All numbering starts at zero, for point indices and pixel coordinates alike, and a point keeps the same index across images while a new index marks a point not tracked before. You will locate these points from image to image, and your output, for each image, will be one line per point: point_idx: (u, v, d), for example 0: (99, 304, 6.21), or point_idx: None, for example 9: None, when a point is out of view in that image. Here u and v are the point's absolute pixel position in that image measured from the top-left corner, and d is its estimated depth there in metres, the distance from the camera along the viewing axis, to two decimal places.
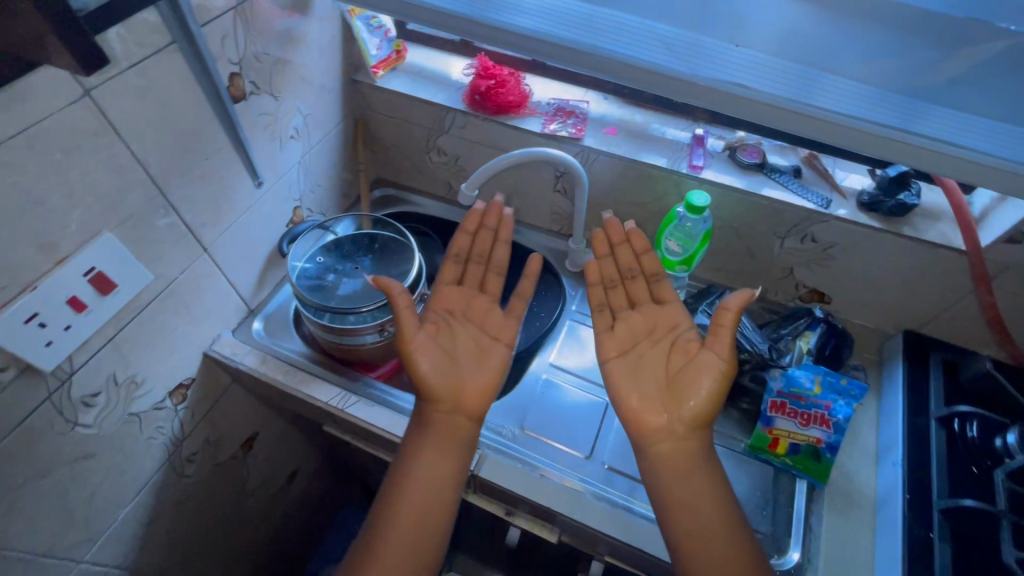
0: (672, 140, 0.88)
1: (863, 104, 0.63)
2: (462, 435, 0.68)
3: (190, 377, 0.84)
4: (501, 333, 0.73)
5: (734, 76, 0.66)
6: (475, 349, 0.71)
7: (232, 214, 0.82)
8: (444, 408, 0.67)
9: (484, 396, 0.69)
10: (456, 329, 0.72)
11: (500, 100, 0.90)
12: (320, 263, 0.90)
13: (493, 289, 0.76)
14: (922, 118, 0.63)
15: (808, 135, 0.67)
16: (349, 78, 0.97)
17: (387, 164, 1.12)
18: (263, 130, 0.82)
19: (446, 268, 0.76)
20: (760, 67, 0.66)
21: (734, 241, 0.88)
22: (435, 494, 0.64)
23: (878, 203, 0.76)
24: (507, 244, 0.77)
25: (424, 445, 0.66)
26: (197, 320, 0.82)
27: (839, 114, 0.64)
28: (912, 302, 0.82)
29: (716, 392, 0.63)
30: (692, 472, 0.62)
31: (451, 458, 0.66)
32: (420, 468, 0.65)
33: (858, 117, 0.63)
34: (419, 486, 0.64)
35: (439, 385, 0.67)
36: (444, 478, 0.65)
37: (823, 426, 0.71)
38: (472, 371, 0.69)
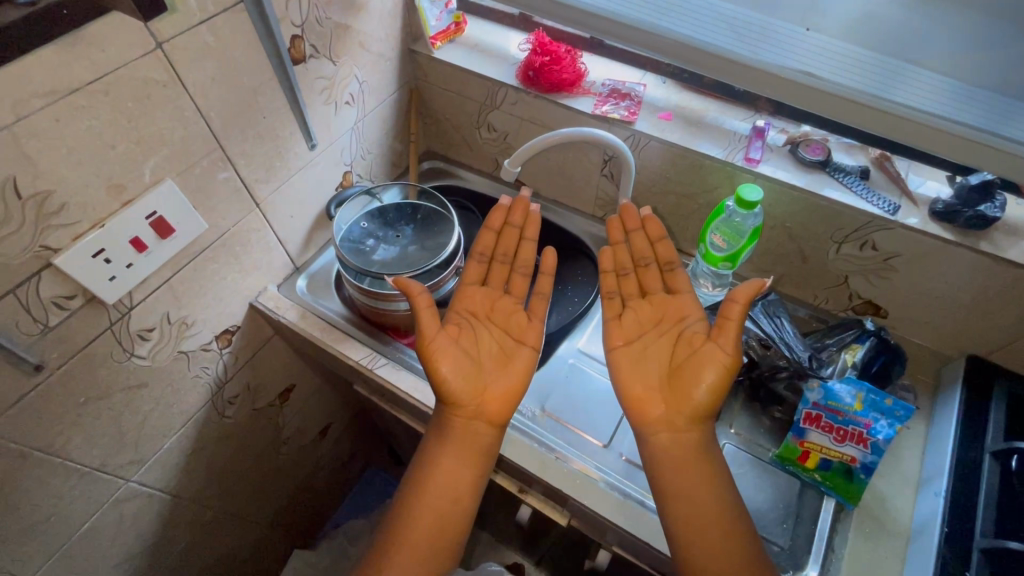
0: (730, 130, 0.83)
1: (949, 101, 0.64)
2: (481, 442, 0.68)
3: (236, 325, 0.89)
4: (525, 336, 0.73)
5: (806, 66, 0.68)
6: (498, 349, 0.72)
7: (285, 172, 0.85)
8: (466, 416, 0.68)
9: (507, 403, 0.69)
10: (477, 330, 0.73)
11: (554, 77, 0.88)
12: (364, 228, 0.92)
13: (518, 289, 0.76)
14: (1014, 120, 0.62)
15: (880, 132, 0.69)
16: (407, 48, 0.98)
17: (438, 136, 1.13)
18: (320, 93, 0.84)
19: (470, 268, 0.76)
20: (840, 58, 0.67)
21: (786, 242, 0.84)
22: (452, 501, 0.65)
23: (955, 214, 0.70)
24: (533, 241, 0.77)
25: (443, 452, 0.67)
26: (246, 272, 0.87)
27: (921, 113, 0.65)
28: (982, 324, 0.75)
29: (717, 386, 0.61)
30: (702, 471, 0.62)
31: (469, 466, 0.67)
32: (438, 474, 0.66)
33: (940, 116, 0.65)
34: (436, 494, 0.65)
35: (459, 390, 0.67)
36: (461, 486, 0.66)
37: (860, 444, 0.67)
38: (495, 376, 0.70)
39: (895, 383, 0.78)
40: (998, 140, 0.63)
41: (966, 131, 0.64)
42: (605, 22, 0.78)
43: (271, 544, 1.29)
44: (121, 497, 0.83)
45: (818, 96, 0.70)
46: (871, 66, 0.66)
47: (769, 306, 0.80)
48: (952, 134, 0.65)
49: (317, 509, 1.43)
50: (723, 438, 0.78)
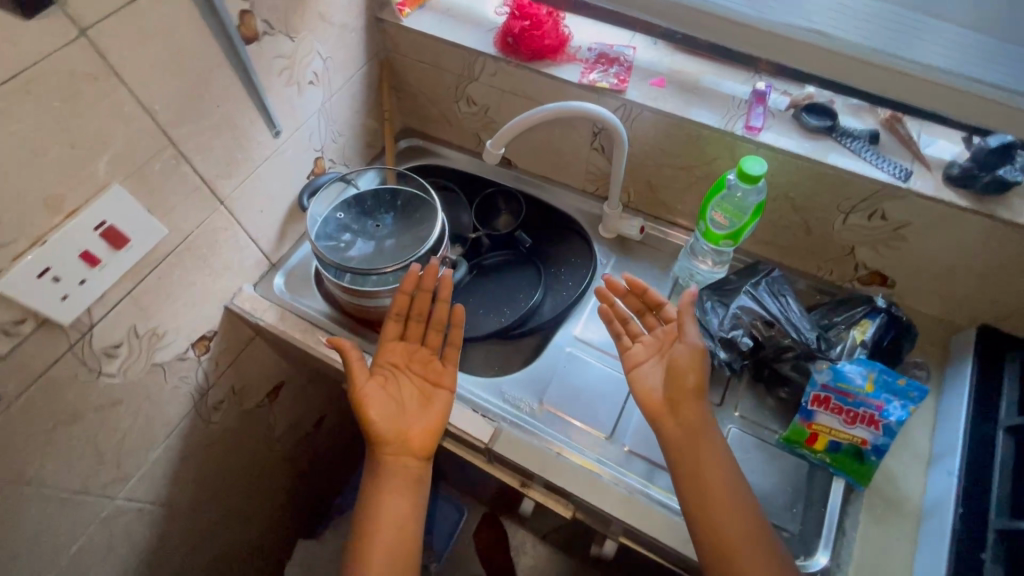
0: (728, 95, 0.77)
1: (966, 57, 0.61)
2: (413, 474, 0.70)
3: (212, 330, 0.84)
4: (439, 377, 0.75)
5: (815, 24, 0.63)
6: (416, 393, 0.74)
7: (249, 164, 0.78)
8: (395, 454, 0.70)
9: (427, 433, 0.71)
10: (401, 380, 0.75)
11: (535, 44, 0.81)
12: (340, 220, 0.86)
13: (433, 343, 0.77)
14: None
15: (893, 94, 0.64)
16: (373, 17, 0.89)
17: (415, 112, 1.05)
18: (280, 74, 0.76)
19: (388, 326, 0.77)
20: (852, 13, 0.62)
21: (789, 213, 0.79)
22: (399, 532, 0.66)
23: (971, 178, 0.65)
24: (448, 301, 0.77)
25: (379, 494, 0.68)
26: (218, 274, 0.81)
27: (938, 71, 0.61)
28: (995, 290, 0.72)
29: (697, 368, 0.65)
30: (711, 449, 0.63)
31: (407, 498, 0.68)
32: (377, 513, 0.67)
33: (957, 73, 0.61)
34: (359, 521, 0.67)
35: (382, 429, 0.70)
36: (403, 516, 0.67)
37: (871, 426, 0.66)
38: (418, 416, 0.72)
39: (906, 361, 0.75)
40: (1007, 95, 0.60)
41: (984, 90, 0.60)
42: None
43: (274, 536, 1.28)
44: (108, 516, 0.80)
45: (828, 58, 0.65)
46: (885, 23, 0.62)
47: (774, 285, 0.77)
48: (971, 95, 0.61)
49: (321, 498, 1.41)
50: (728, 422, 0.76)
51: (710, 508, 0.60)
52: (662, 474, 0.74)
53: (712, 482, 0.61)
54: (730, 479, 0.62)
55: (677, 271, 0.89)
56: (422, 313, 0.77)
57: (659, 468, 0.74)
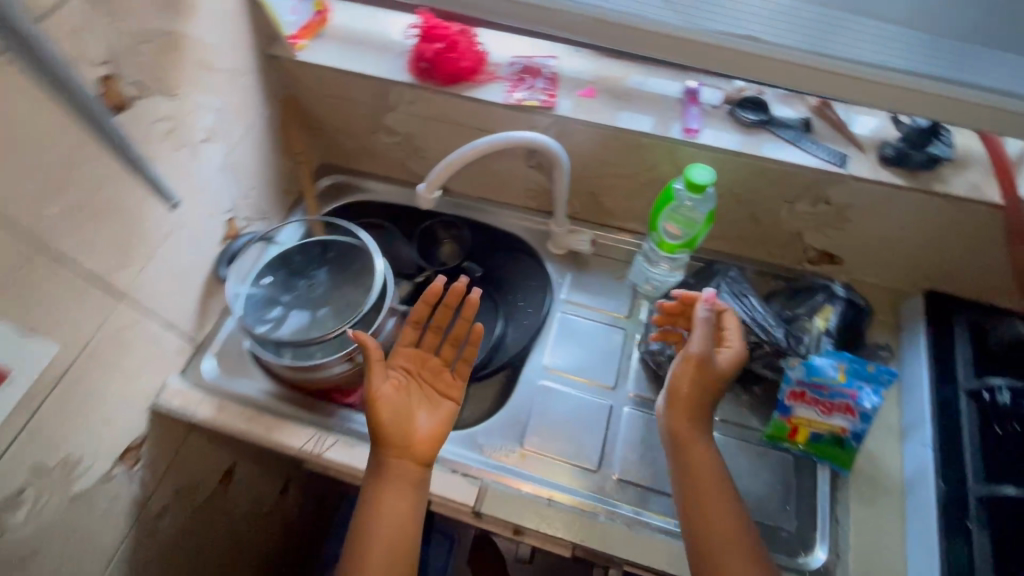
0: (661, 97, 0.75)
1: (909, 53, 0.58)
2: (417, 478, 0.63)
3: (140, 437, 0.73)
4: (449, 389, 0.69)
5: (750, 31, 0.60)
6: (425, 399, 0.67)
7: (147, 247, 0.67)
8: (402, 457, 0.62)
9: (435, 439, 0.64)
10: (414, 386, 0.67)
11: (452, 67, 0.74)
12: (268, 285, 0.79)
13: (447, 355, 0.70)
14: (972, 65, 0.58)
15: (830, 93, 0.63)
16: (265, 54, 0.79)
17: (331, 148, 0.96)
18: (164, 138, 0.66)
19: (404, 330, 0.70)
20: (781, 16, 0.59)
21: (737, 208, 0.78)
22: (398, 537, 0.60)
23: (905, 157, 0.66)
24: (470, 321, 0.69)
25: (381, 496, 0.61)
26: (133, 375, 0.70)
27: (876, 68, 0.59)
28: (935, 257, 0.74)
29: (693, 381, 0.62)
30: (701, 447, 0.62)
31: (409, 506, 0.62)
32: (379, 516, 0.60)
33: (894, 68, 0.59)
34: (360, 524, 0.60)
35: (394, 429, 0.62)
36: (405, 521, 0.61)
37: (848, 415, 0.66)
38: (429, 418, 0.65)
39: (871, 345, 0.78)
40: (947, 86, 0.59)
41: (923, 81, 0.59)
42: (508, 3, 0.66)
43: None
44: None
45: (763, 64, 0.62)
46: (816, 23, 0.59)
47: (735, 285, 0.76)
48: (915, 90, 0.60)
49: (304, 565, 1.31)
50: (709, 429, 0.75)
51: (703, 505, 0.59)
52: (654, 496, 0.71)
53: (707, 494, 0.60)
54: (720, 478, 0.61)
55: (634, 278, 0.86)
56: (436, 324, 0.70)
57: (652, 491, 0.72)
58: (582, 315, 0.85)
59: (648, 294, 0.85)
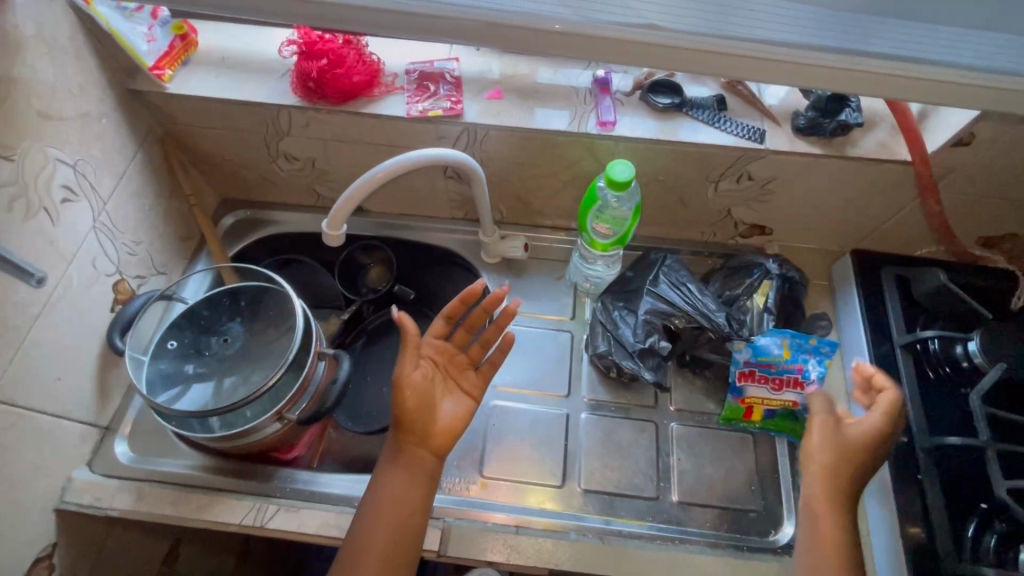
0: (572, 89, 0.71)
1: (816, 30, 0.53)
2: (429, 472, 0.58)
3: (49, 545, 0.64)
4: (474, 388, 0.64)
5: (644, 19, 0.53)
6: (449, 390, 0.62)
7: (11, 336, 0.58)
8: (419, 445, 0.58)
9: (453, 431, 0.60)
10: (439, 378, 0.62)
11: (342, 84, 0.67)
12: (175, 349, 0.71)
13: (476, 354, 0.66)
14: (880, 36, 0.54)
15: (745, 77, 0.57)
16: (124, 90, 0.69)
17: (227, 181, 0.86)
18: (7, 209, 0.56)
19: (434, 321, 0.65)
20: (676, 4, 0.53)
21: (664, 193, 0.76)
22: (400, 530, 0.56)
23: (818, 126, 0.66)
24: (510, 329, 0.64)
25: (391, 482, 0.57)
26: (25, 481, 0.61)
27: (783, 48, 0.54)
28: (857, 217, 0.76)
29: (822, 448, 0.58)
30: (833, 508, 0.56)
31: (417, 497, 0.57)
32: (387, 502, 0.56)
33: (806, 45, 0.54)
34: (373, 509, 0.56)
35: (416, 415, 0.58)
36: (413, 512, 0.57)
37: (797, 388, 0.69)
38: (453, 408, 0.61)
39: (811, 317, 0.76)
40: (860, 58, 0.54)
41: (836, 57, 0.54)
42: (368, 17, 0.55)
43: None
44: None
45: (663, 56, 0.55)
46: (715, 6, 0.53)
47: (671, 274, 0.75)
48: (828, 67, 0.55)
49: None
50: (667, 421, 0.74)
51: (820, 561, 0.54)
52: (623, 501, 0.70)
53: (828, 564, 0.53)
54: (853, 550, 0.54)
55: (573, 277, 0.83)
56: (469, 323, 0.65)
57: (620, 496, 0.70)
58: (526, 324, 0.81)
59: (588, 292, 0.83)
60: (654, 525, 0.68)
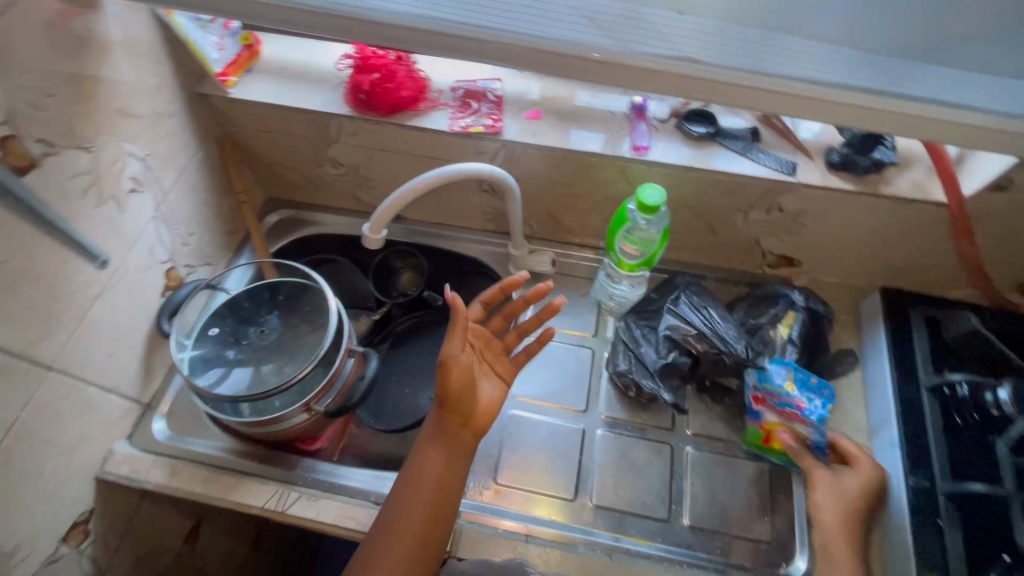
0: (608, 113, 0.74)
1: (853, 69, 0.54)
2: (467, 449, 0.62)
3: (86, 511, 0.68)
4: (507, 373, 0.66)
5: (683, 52, 0.54)
6: (486, 373, 0.64)
7: (73, 313, 0.63)
8: (460, 425, 0.62)
9: (491, 412, 0.63)
10: (478, 362, 0.64)
11: (391, 97, 0.72)
12: (216, 336, 0.75)
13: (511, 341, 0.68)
14: (917, 79, 0.54)
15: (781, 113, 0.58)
16: (192, 92, 0.75)
17: (276, 182, 0.91)
18: (82, 196, 0.61)
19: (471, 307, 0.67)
20: (714, 39, 0.55)
21: (693, 219, 0.77)
22: (439, 501, 0.60)
23: (851, 163, 0.67)
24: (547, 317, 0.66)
25: (432, 455, 0.61)
26: (71, 448, 0.65)
27: (820, 86, 0.54)
28: (888, 255, 0.75)
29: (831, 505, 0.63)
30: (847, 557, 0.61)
31: (455, 472, 0.61)
32: (427, 475, 0.60)
33: (841, 86, 0.54)
34: (415, 483, 0.60)
35: (460, 396, 0.60)
36: (451, 486, 0.61)
37: (804, 424, 0.68)
38: (490, 389, 0.64)
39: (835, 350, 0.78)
40: (897, 101, 0.54)
41: (873, 99, 0.54)
42: (420, 38, 0.58)
43: None
44: None
45: (703, 88, 0.55)
46: (754, 43, 0.55)
47: (695, 297, 0.76)
48: (864, 107, 0.54)
49: None
50: (683, 444, 0.75)
51: None
52: (634, 520, 0.70)
53: None
54: None
55: (598, 295, 0.85)
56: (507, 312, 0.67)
57: (630, 515, 0.70)
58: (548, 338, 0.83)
59: (612, 310, 0.84)
60: (662, 546, 0.68)
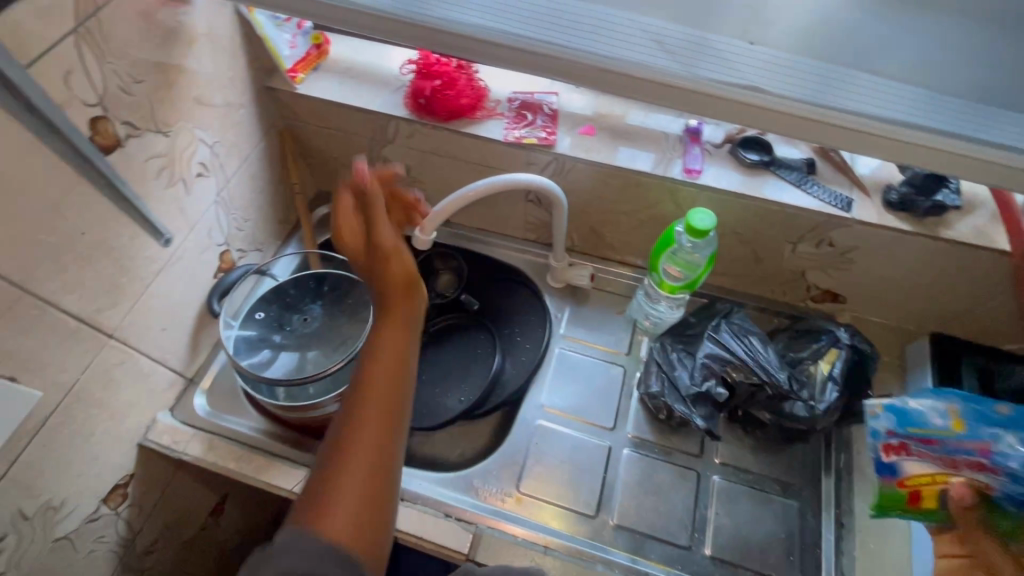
0: (662, 134, 0.74)
1: (927, 110, 0.54)
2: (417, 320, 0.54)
3: (127, 475, 0.72)
4: None
5: (751, 83, 0.55)
6: None
7: (136, 286, 0.66)
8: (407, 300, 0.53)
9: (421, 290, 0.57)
10: None
11: (450, 104, 0.74)
12: (262, 320, 0.78)
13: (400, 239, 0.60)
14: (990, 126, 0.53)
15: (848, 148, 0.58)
16: (262, 86, 0.78)
17: (328, 176, 0.95)
18: (156, 177, 0.65)
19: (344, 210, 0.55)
20: (783, 70, 0.54)
21: (738, 246, 0.77)
22: (401, 379, 0.51)
23: (910, 203, 0.65)
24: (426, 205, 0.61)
25: (389, 331, 0.52)
26: (120, 414, 0.69)
27: (892, 125, 0.54)
28: (941, 300, 0.73)
29: None
30: None
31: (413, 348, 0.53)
32: (388, 354, 0.51)
33: (910, 125, 0.54)
34: (375, 366, 0.51)
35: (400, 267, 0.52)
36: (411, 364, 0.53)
37: (987, 471, 0.54)
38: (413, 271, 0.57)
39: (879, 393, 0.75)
40: (964, 142, 0.54)
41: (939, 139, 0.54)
42: (490, 50, 0.60)
43: None
44: None
45: (769, 117, 0.57)
46: (825, 77, 0.54)
47: (736, 324, 0.75)
48: (930, 147, 0.55)
49: None
50: (710, 473, 0.74)
51: None
52: (653, 544, 0.69)
53: None
54: None
55: (633, 313, 0.85)
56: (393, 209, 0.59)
57: (650, 538, 0.70)
58: (580, 352, 0.83)
59: (647, 330, 0.84)
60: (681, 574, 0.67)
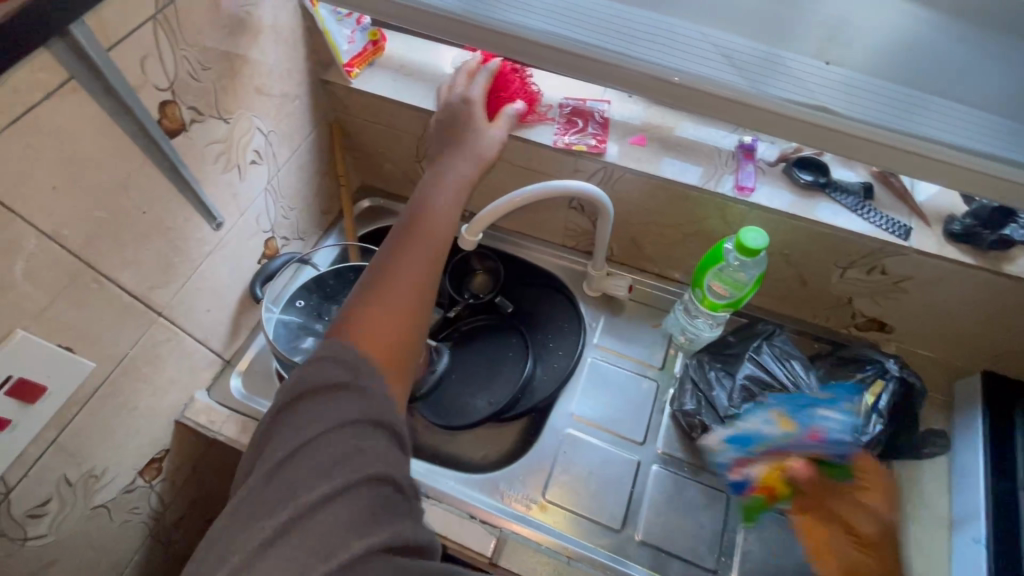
0: (714, 148, 0.73)
1: (996, 139, 0.53)
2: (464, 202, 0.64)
3: (163, 450, 0.74)
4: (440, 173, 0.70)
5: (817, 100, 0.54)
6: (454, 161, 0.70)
7: (187, 267, 0.68)
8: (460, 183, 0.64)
9: None
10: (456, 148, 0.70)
11: (502, 107, 0.73)
12: (302, 308, 0.80)
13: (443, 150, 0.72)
14: None
15: (914, 174, 0.56)
16: (318, 79, 0.80)
17: (372, 170, 0.96)
18: (215, 161, 0.67)
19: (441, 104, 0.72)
20: (853, 92, 0.54)
21: (784, 268, 0.75)
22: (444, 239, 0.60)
23: (976, 236, 0.63)
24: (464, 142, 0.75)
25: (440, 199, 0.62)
26: (161, 390, 0.70)
27: (964, 151, 0.53)
28: (997, 336, 0.70)
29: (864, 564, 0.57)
30: None
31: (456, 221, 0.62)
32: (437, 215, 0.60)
33: (981, 153, 0.52)
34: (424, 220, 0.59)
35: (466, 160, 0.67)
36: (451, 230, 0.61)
37: (812, 438, 0.66)
38: None
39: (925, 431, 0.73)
40: None
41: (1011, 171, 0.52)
42: (551, 56, 0.60)
43: None
44: None
45: (834, 137, 0.56)
46: (893, 102, 0.54)
47: (780, 350, 0.74)
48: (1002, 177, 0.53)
49: None
50: None
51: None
52: (677, 563, 0.68)
53: None
54: None
55: (669, 327, 0.83)
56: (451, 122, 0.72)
57: (674, 557, 0.69)
58: (613, 363, 0.82)
59: (682, 346, 0.83)
60: None
